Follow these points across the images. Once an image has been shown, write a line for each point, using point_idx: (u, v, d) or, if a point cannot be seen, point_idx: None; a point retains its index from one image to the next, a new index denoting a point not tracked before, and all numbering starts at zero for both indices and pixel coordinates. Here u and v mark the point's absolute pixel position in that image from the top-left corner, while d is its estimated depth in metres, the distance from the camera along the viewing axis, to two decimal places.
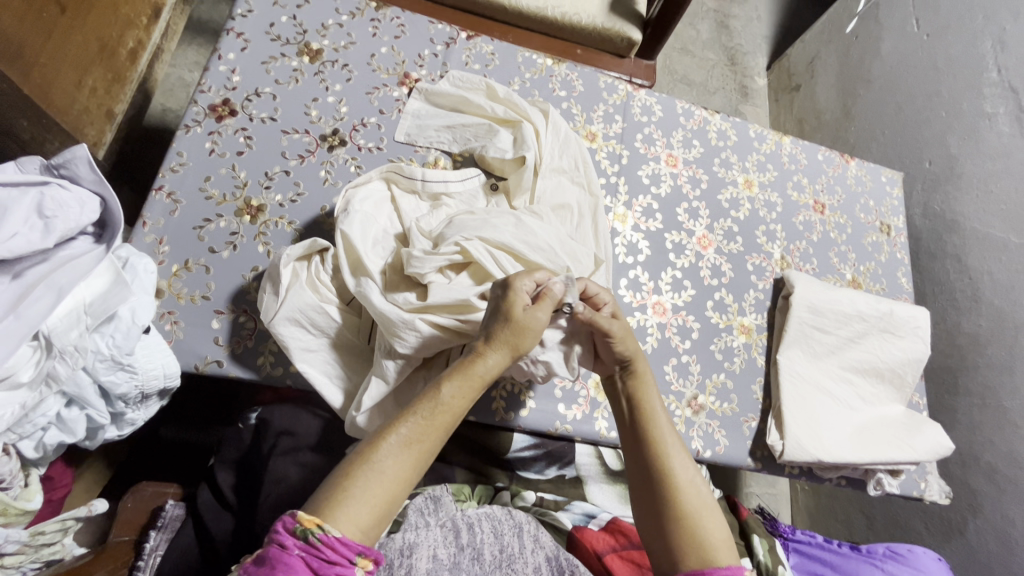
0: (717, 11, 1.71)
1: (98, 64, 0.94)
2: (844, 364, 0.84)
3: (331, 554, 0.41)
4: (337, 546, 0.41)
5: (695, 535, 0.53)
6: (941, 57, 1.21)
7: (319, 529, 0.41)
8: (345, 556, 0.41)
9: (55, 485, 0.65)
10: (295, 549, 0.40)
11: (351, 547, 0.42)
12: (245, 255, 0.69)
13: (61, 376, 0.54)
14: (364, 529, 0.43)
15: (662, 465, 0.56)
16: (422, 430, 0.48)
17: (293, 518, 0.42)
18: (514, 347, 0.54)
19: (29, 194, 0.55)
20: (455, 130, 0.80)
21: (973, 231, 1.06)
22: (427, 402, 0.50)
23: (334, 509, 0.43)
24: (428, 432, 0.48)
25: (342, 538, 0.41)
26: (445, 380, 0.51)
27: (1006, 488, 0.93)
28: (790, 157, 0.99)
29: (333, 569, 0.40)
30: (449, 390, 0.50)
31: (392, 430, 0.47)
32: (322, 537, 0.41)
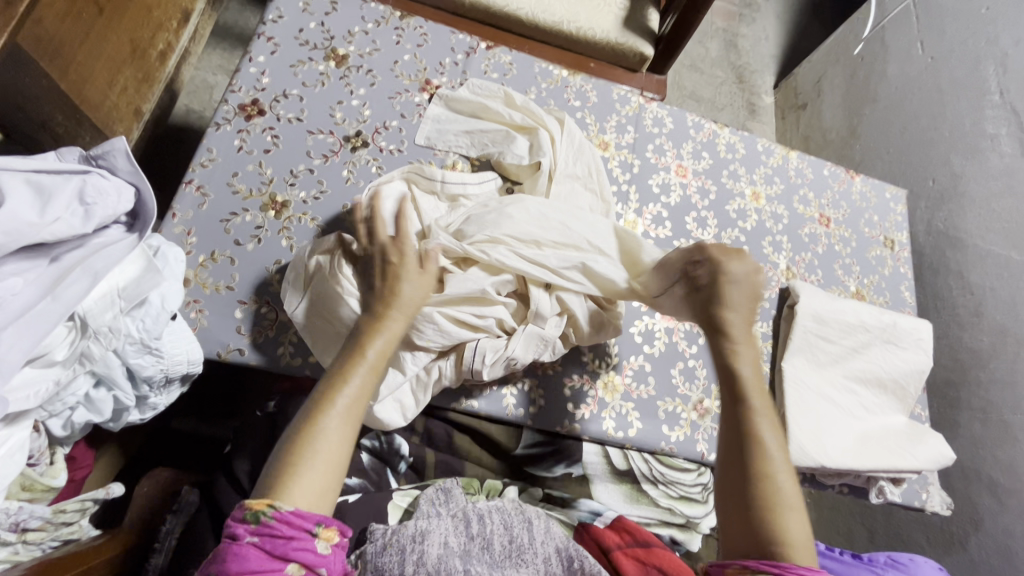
0: (726, 30, 1.75)
1: (129, 63, 0.97)
2: (848, 373, 0.85)
3: (284, 531, 0.42)
4: (290, 520, 0.42)
5: (778, 527, 0.50)
6: (945, 79, 1.24)
7: (268, 509, 0.42)
8: (301, 530, 0.43)
9: (78, 465, 0.67)
10: (247, 536, 0.42)
11: (306, 519, 0.43)
12: (269, 249, 0.72)
13: (94, 356, 0.57)
14: (314, 500, 0.45)
15: (758, 454, 0.54)
16: (352, 404, 0.50)
17: (241, 508, 0.43)
18: (394, 326, 0.57)
19: (72, 181, 0.57)
20: (473, 135, 0.82)
21: (976, 249, 1.08)
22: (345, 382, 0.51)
23: (285, 489, 0.44)
24: (359, 405, 0.51)
25: (294, 511, 0.43)
26: (353, 363, 0.53)
27: (1008, 502, 0.93)
28: (797, 171, 1.01)
29: (290, 544, 0.42)
30: (359, 369, 0.52)
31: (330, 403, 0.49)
32: (273, 515, 0.42)
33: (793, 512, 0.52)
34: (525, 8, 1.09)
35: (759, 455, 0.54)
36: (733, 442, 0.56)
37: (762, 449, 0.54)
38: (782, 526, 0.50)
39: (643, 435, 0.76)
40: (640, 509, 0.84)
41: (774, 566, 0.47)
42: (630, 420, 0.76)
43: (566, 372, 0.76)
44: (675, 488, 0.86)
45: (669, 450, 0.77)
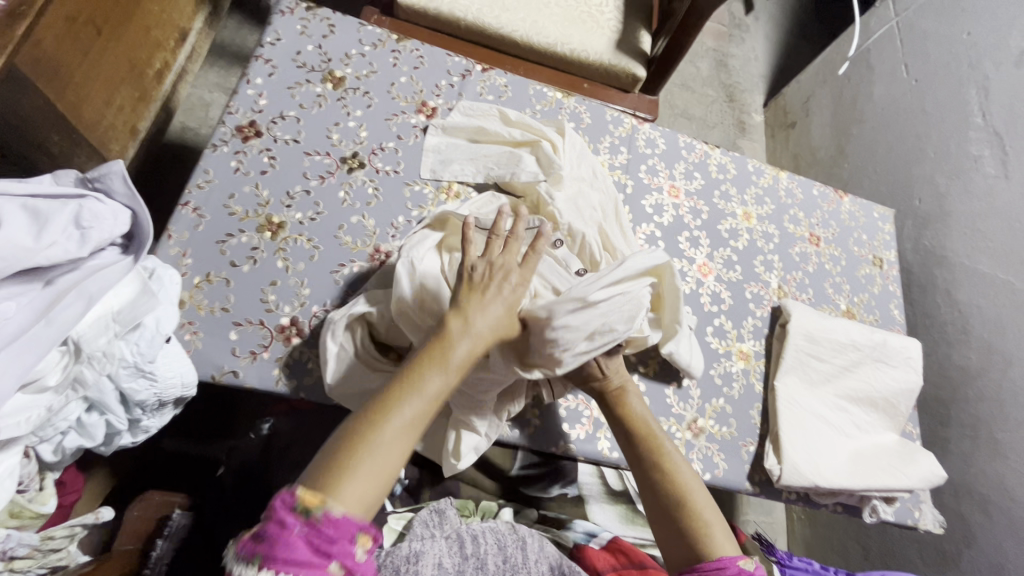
0: (716, 50, 1.79)
1: (126, 83, 0.97)
2: (839, 392, 0.86)
3: (330, 533, 0.42)
4: (338, 522, 0.42)
5: (702, 533, 0.60)
6: (929, 101, 1.27)
7: (319, 507, 0.42)
8: (345, 534, 0.42)
9: (67, 490, 0.66)
10: (296, 526, 0.41)
11: (352, 523, 0.43)
12: (265, 270, 0.72)
13: (87, 382, 0.56)
14: (362, 503, 0.45)
15: (665, 475, 0.63)
16: (416, 413, 0.49)
17: (292, 496, 0.42)
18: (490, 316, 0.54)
19: (69, 206, 0.57)
20: (477, 161, 0.83)
21: (962, 267, 1.10)
22: (412, 378, 0.50)
23: (335, 486, 0.44)
24: (428, 410, 0.50)
25: (343, 516, 0.42)
26: (445, 344, 0.52)
27: (999, 519, 0.94)
28: (787, 191, 1.03)
29: (335, 544, 0.42)
30: (434, 369, 0.51)
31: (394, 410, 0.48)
32: (323, 515, 0.42)
33: (714, 519, 0.61)
34: (520, 30, 1.11)
35: (671, 479, 0.62)
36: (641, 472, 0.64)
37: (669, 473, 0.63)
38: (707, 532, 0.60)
39: None
40: (635, 530, 0.84)
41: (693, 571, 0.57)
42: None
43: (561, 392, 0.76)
44: None
45: None
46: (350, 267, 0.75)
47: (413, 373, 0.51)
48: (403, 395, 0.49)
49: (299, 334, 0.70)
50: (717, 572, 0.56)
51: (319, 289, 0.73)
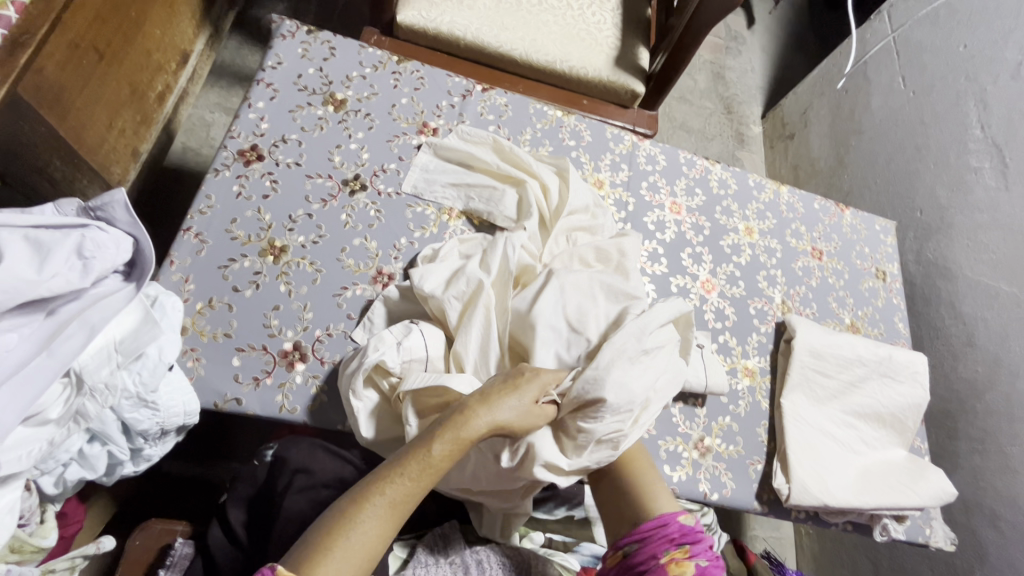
0: (713, 63, 1.80)
1: (128, 106, 0.98)
2: (847, 408, 0.85)
3: None
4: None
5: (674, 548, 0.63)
6: (927, 113, 1.28)
7: None
8: None
9: (69, 521, 0.66)
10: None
11: None
12: (267, 295, 0.72)
13: (89, 415, 0.56)
14: None
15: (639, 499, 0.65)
16: (398, 497, 0.51)
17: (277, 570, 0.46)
18: (470, 434, 0.54)
19: (71, 236, 0.57)
20: (460, 187, 0.83)
21: (965, 279, 1.10)
22: (397, 468, 0.53)
23: (311, 568, 0.47)
24: (405, 501, 0.52)
25: None
26: (432, 437, 0.54)
27: (1011, 535, 0.93)
28: (788, 206, 1.03)
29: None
30: (419, 460, 0.53)
31: (379, 491, 0.51)
32: None
33: (663, 494, 0.65)
34: (518, 49, 1.11)
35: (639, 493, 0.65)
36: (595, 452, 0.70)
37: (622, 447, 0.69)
38: (650, 497, 0.64)
39: None
40: None
41: (636, 538, 0.61)
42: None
43: None
44: None
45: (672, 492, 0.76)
46: (353, 290, 0.75)
47: (394, 465, 0.53)
48: (377, 485, 0.52)
49: (302, 359, 0.70)
50: (659, 529, 0.60)
51: (322, 313, 0.73)
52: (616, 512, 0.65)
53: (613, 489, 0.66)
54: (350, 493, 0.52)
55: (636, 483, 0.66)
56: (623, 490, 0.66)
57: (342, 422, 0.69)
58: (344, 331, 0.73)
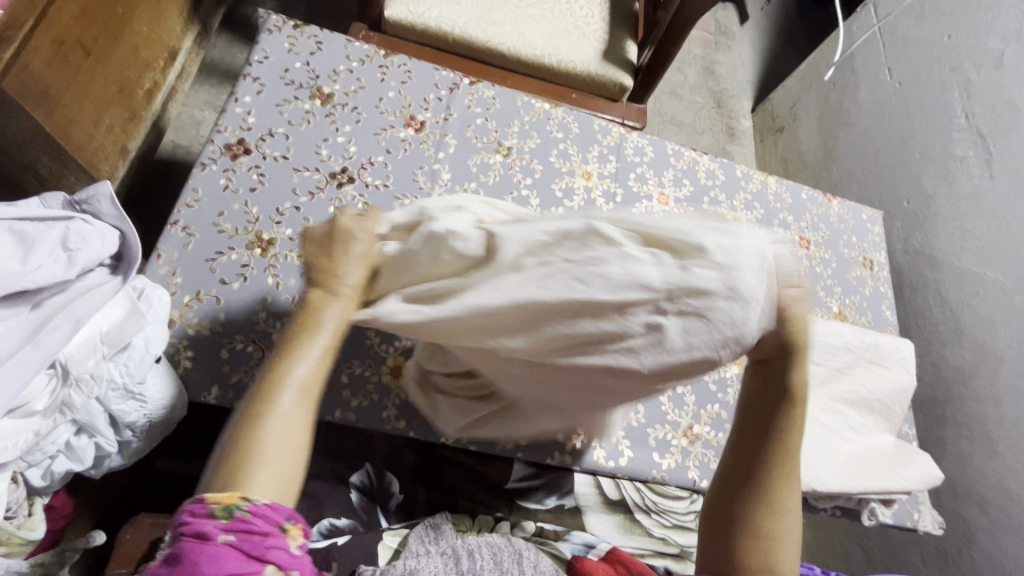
0: (703, 58, 1.81)
1: (116, 103, 0.98)
2: (834, 395, 0.86)
3: (258, 526, 0.38)
4: (266, 513, 0.39)
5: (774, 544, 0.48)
6: (913, 103, 1.29)
7: (242, 502, 0.38)
8: (274, 523, 0.39)
9: (58, 515, 0.66)
10: (218, 535, 0.37)
11: (278, 512, 0.40)
12: (256, 288, 0.72)
13: (75, 405, 0.56)
14: (281, 482, 0.41)
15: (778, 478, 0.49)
16: (309, 373, 0.43)
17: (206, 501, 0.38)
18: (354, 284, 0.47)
19: (56, 229, 0.57)
20: None
21: (952, 267, 1.11)
22: (287, 351, 0.44)
23: (243, 476, 0.39)
24: (317, 378, 0.44)
25: (269, 503, 0.39)
26: (313, 299, 0.45)
27: (999, 518, 0.94)
28: (775, 196, 1.04)
29: (266, 542, 0.38)
30: (312, 328, 0.44)
31: (283, 372, 0.42)
32: (248, 507, 0.38)
33: (790, 544, 0.48)
34: (507, 43, 1.12)
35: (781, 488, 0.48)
36: (753, 427, 0.50)
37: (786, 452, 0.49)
38: (776, 530, 0.48)
39: (635, 464, 0.76)
40: (634, 539, 0.84)
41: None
42: (621, 448, 0.76)
43: None
44: (669, 517, 0.88)
45: (661, 478, 0.77)
46: None
47: (286, 350, 0.44)
48: (274, 375, 0.42)
49: None
50: None
51: None
52: (727, 526, 0.49)
53: (742, 484, 0.49)
54: (250, 392, 0.43)
55: (772, 500, 0.48)
56: (752, 494, 0.49)
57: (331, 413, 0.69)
58: None
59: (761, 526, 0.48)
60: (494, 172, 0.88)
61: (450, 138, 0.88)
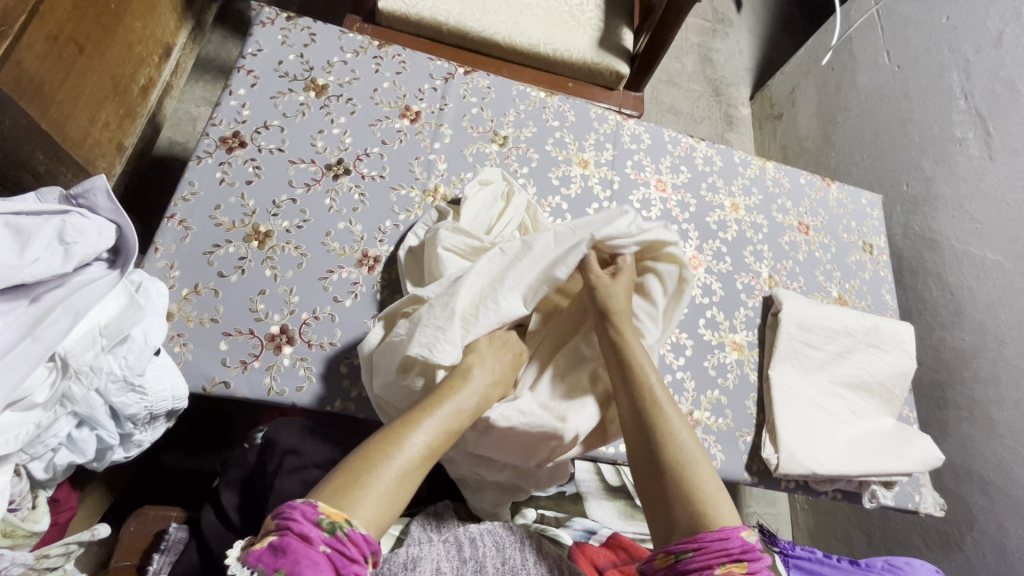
0: (701, 45, 1.80)
1: (111, 99, 0.98)
2: (834, 378, 0.86)
3: (351, 552, 0.42)
4: (359, 542, 0.43)
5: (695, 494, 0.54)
6: (911, 86, 1.28)
7: (344, 524, 0.43)
8: (363, 555, 0.43)
9: (62, 507, 0.66)
10: (319, 544, 0.41)
11: (367, 545, 0.43)
12: (253, 280, 0.72)
13: (75, 397, 0.56)
14: (376, 524, 0.46)
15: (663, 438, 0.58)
16: (433, 437, 0.53)
17: (318, 510, 0.42)
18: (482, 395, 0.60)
19: (52, 221, 0.57)
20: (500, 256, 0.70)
21: (951, 250, 1.10)
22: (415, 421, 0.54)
23: (352, 503, 0.45)
24: (439, 441, 0.54)
25: (364, 535, 0.43)
26: (460, 384, 0.60)
27: (1000, 500, 0.94)
28: (773, 181, 1.03)
29: (353, 567, 0.41)
30: (451, 402, 0.57)
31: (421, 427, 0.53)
32: (348, 533, 0.42)
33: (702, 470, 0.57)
34: (502, 33, 1.11)
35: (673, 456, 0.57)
36: (633, 405, 0.61)
37: (665, 422, 0.60)
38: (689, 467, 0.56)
39: None
40: (634, 524, 0.85)
41: (692, 542, 0.50)
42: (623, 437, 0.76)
43: None
44: None
45: None
46: (339, 273, 0.75)
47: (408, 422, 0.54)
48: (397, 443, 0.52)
49: (289, 342, 0.70)
50: (721, 543, 0.49)
51: (308, 296, 0.73)
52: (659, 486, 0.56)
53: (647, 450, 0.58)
54: (378, 436, 0.52)
55: (679, 456, 0.57)
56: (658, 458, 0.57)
57: (331, 403, 0.69)
58: (330, 314, 0.73)
59: (689, 486, 0.55)
60: (489, 162, 0.88)
61: (445, 128, 0.88)
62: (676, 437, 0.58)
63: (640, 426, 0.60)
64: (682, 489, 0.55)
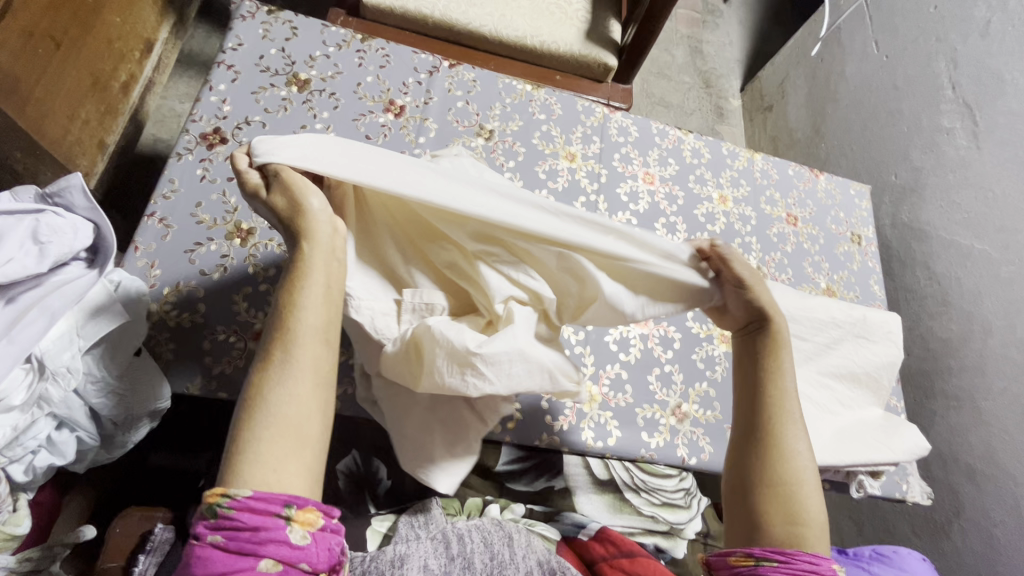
0: (691, 37, 1.79)
1: (91, 96, 0.96)
2: (822, 370, 0.86)
3: (246, 521, 0.36)
4: (249, 508, 0.36)
5: (796, 507, 0.51)
6: (900, 77, 1.28)
7: (223, 500, 0.36)
8: (265, 516, 0.36)
9: (44, 511, 0.65)
10: (211, 536, 0.36)
11: (273, 502, 0.37)
12: (236, 278, 0.71)
13: (53, 399, 0.55)
14: (280, 477, 0.38)
15: (778, 455, 0.53)
16: (291, 383, 0.40)
17: (198, 504, 0.37)
18: (324, 271, 0.45)
19: (25, 221, 0.57)
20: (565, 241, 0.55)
21: (939, 240, 1.11)
22: (299, 355, 0.42)
23: (238, 471, 0.37)
24: (298, 389, 0.40)
25: (253, 497, 0.36)
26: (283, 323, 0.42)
27: (986, 487, 0.95)
28: (762, 173, 1.03)
29: (259, 535, 0.36)
30: (299, 328, 0.42)
31: (269, 373, 0.40)
32: (229, 506, 0.36)
33: (810, 484, 0.53)
34: (488, 26, 1.10)
35: (788, 478, 0.53)
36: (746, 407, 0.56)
37: (776, 432, 0.54)
38: (797, 498, 0.52)
39: (623, 443, 0.76)
40: (624, 517, 0.85)
41: (780, 554, 0.49)
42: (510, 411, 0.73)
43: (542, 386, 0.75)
44: (657, 496, 0.89)
45: (649, 457, 0.77)
46: None
47: (302, 330, 0.42)
48: (294, 369, 0.41)
49: None
50: (810, 567, 0.49)
51: None
52: (749, 492, 0.53)
53: (749, 451, 0.54)
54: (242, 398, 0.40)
55: (789, 471, 0.53)
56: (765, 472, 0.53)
57: None
58: None
59: (792, 507, 0.51)
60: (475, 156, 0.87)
61: (430, 122, 0.87)
62: (794, 460, 0.53)
63: (755, 426, 0.55)
64: (780, 513, 0.51)
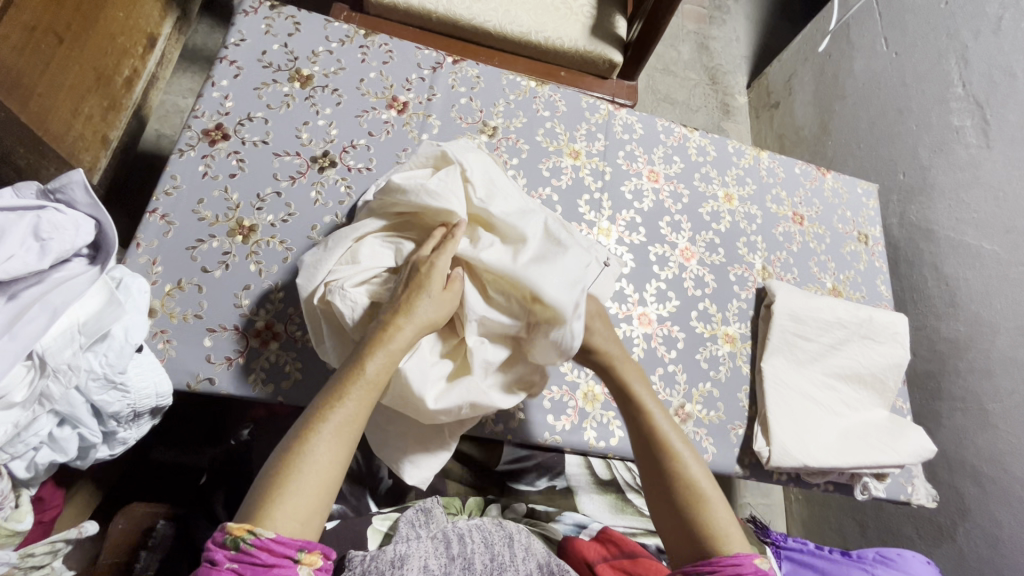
0: (697, 33, 1.77)
1: (94, 91, 0.96)
2: (827, 370, 0.85)
3: (265, 558, 0.42)
4: (269, 547, 0.42)
5: (707, 519, 0.59)
6: (909, 74, 1.26)
7: (248, 536, 0.42)
8: (282, 556, 0.42)
9: (47, 506, 0.65)
10: (227, 562, 0.42)
11: (289, 545, 0.43)
12: (238, 275, 0.71)
13: (54, 396, 0.55)
14: (302, 522, 0.44)
15: (675, 473, 0.61)
16: (342, 425, 0.47)
17: (222, 532, 0.43)
18: (394, 350, 0.52)
19: (27, 217, 0.57)
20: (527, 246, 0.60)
21: (948, 240, 1.09)
22: (355, 416, 0.48)
23: (268, 509, 0.43)
24: (344, 441, 0.47)
25: (276, 538, 0.42)
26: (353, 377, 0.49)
27: (992, 491, 0.94)
28: (768, 171, 1.02)
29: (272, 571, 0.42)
30: (356, 387, 0.49)
31: (325, 415, 0.47)
32: (253, 542, 0.42)
33: (714, 496, 0.60)
34: (492, 21, 1.09)
35: (689, 492, 0.60)
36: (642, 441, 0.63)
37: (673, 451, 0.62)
38: (705, 507, 0.59)
39: (626, 443, 0.76)
40: (625, 517, 0.85)
41: (708, 567, 0.55)
42: (512, 411, 0.73)
43: (545, 385, 0.75)
44: None
45: None
46: None
47: (369, 377, 0.50)
48: (338, 431, 0.47)
49: (275, 338, 0.70)
50: (733, 568, 0.54)
51: (294, 291, 0.72)
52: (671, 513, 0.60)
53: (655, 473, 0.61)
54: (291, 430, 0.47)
55: (692, 491, 0.60)
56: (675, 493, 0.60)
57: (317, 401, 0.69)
58: None
59: (702, 520, 0.59)
60: None
61: (433, 119, 0.86)
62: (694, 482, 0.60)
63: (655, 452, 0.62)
64: (698, 530, 0.58)
